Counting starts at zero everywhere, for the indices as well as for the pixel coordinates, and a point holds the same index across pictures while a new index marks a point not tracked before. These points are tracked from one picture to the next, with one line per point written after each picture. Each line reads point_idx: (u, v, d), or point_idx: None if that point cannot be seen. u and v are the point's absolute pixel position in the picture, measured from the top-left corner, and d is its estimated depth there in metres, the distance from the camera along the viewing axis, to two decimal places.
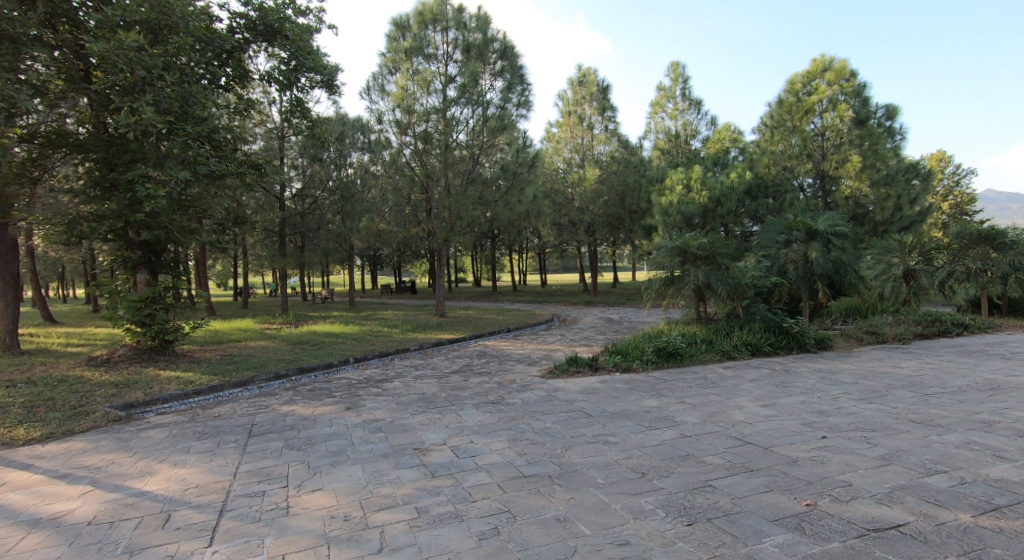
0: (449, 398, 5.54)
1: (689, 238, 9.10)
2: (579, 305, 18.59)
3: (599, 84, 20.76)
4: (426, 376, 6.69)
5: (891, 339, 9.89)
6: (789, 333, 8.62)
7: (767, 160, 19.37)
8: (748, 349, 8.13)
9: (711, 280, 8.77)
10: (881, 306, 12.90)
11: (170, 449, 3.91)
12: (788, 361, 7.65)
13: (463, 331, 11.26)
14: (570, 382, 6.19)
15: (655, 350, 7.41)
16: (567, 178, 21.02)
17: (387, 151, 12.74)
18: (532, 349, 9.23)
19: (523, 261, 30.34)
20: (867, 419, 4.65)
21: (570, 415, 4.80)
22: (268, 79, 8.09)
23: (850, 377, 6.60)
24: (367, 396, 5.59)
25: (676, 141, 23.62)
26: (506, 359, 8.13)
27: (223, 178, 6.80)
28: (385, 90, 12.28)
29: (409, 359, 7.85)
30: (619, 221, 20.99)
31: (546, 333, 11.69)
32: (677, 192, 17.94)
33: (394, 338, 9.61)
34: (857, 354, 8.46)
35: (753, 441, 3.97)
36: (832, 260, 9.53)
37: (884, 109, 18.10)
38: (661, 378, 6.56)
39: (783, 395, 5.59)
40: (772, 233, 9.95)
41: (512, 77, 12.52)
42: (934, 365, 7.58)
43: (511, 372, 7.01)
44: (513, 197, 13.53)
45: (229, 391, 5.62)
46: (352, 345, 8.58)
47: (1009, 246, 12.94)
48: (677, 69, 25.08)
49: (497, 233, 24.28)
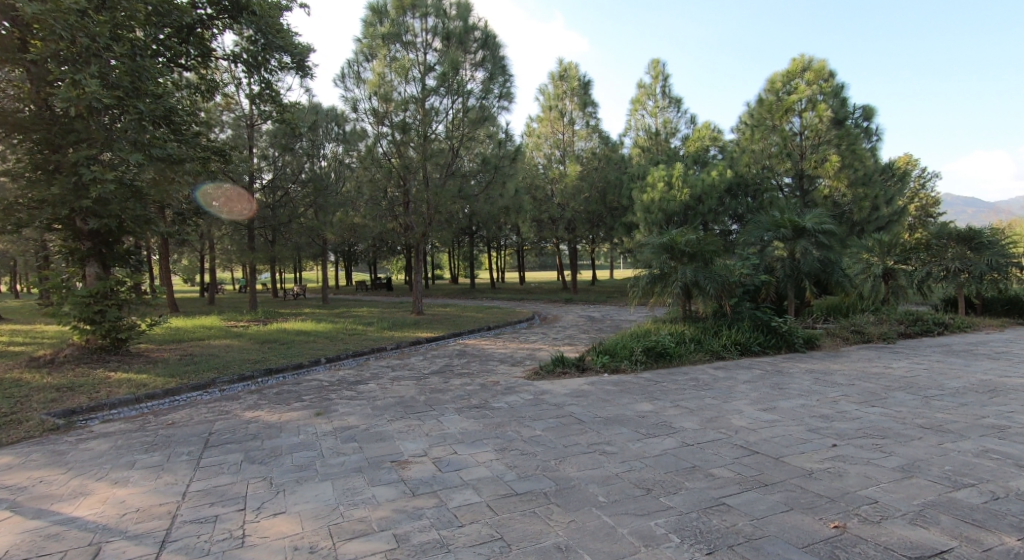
0: (429, 402, 5.14)
1: (676, 235, 8.84)
2: (559, 303, 18.27)
3: (581, 79, 20.51)
4: (403, 378, 6.27)
5: (876, 338, 9.77)
6: (777, 332, 8.41)
7: (747, 158, 19.32)
8: (737, 349, 7.89)
9: (699, 278, 8.51)
10: (862, 305, 12.84)
11: (112, 464, 3.45)
12: (779, 362, 7.43)
13: (442, 330, 10.84)
14: (557, 384, 5.84)
15: (644, 350, 7.11)
16: (547, 174, 20.70)
17: (362, 142, 12.23)
18: (514, 348, 8.86)
19: (501, 259, 29.96)
20: (874, 425, 4.39)
21: (560, 420, 4.45)
22: (236, 60, 7.60)
23: (845, 378, 6.39)
24: (339, 400, 5.16)
25: (656, 138, 23.48)
26: (488, 359, 7.75)
27: (181, 163, 6.30)
28: (360, 78, 11.77)
29: (385, 359, 7.42)
30: (599, 218, 20.74)
31: (528, 332, 11.33)
32: (659, 189, 17.74)
33: (370, 337, 9.16)
34: (846, 354, 8.29)
35: (762, 450, 3.67)
36: (820, 258, 9.36)
37: (861, 110, 18.17)
38: (651, 379, 6.25)
39: (781, 398, 5.33)
40: (759, 231, 9.75)
41: (494, 66, 12.11)
42: (925, 365, 7.42)
43: (493, 374, 6.64)
44: (493, 191, 13.14)
45: (186, 395, 5.13)
46: (325, 344, 8.10)
47: (987, 246, 12.98)
48: (658, 66, 24.97)
49: (475, 229, 23.83)
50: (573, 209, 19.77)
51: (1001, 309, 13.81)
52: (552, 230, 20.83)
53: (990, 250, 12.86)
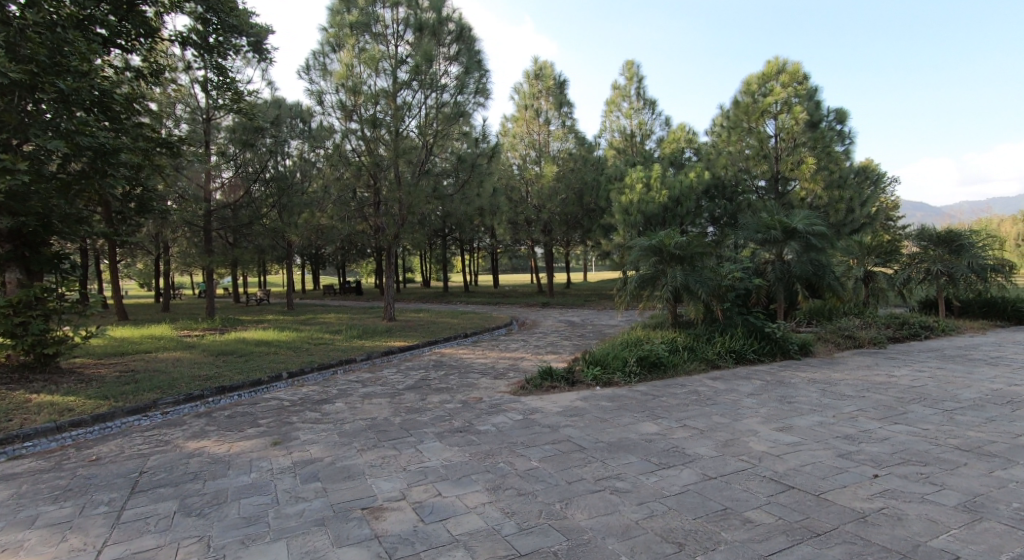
0: (405, 425, 4.51)
1: (665, 237, 8.37)
2: (536, 307, 17.75)
3: (556, 78, 20.07)
4: (374, 395, 5.61)
5: (867, 343, 9.46)
6: (772, 338, 7.99)
7: (724, 160, 19.13)
8: (732, 357, 7.45)
9: (690, 282, 8.05)
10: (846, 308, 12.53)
11: (7, 521, 2.76)
12: (777, 371, 7.02)
13: (416, 337, 10.18)
14: (548, 401, 5.28)
15: (637, 360, 6.60)
16: (522, 175, 20.17)
17: (330, 139, 11.56)
18: (494, 358, 8.27)
19: (474, 262, 29.34)
20: (908, 448, 3.94)
21: (558, 448, 3.89)
22: (186, 42, 6.83)
23: (852, 389, 5.98)
24: (302, 424, 4.50)
25: (630, 140, 23.19)
26: (467, 371, 7.14)
27: (115, 153, 5.57)
28: (327, 70, 11.07)
29: (354, 373, 6.74)
30: (576, 220, 20.30)
31: (506, 339, 10.75)
32: (637, 191, 17.38)
33: (338, 347, 8.45)
34: (842, 361, 7.93)
35: (798, 486, 3.16)
36: (811, 261, 9.00)
37: (834, 113, 18.12)
38: (649, 394, 5.73)
39: (794, 415, 4.87)
40: (748, 232, 9.36)
41: (469, 59, 11.51)
42: (927, 374, 7.09)
43: (475, 388, 6.04)
44: (470, 190, 12.54)
45: (120, 421, 4.40)
46: (288, 356, 7.38)
47: (967, 248, 12.82)
48: (632, 68, 24.68)
49: (448, 231, 23.16)
50: (549, 211, 19.29)
51: (979, 312, 13.67)
52: (528, 233, 20.31)
53: (970, 252, 12.74)
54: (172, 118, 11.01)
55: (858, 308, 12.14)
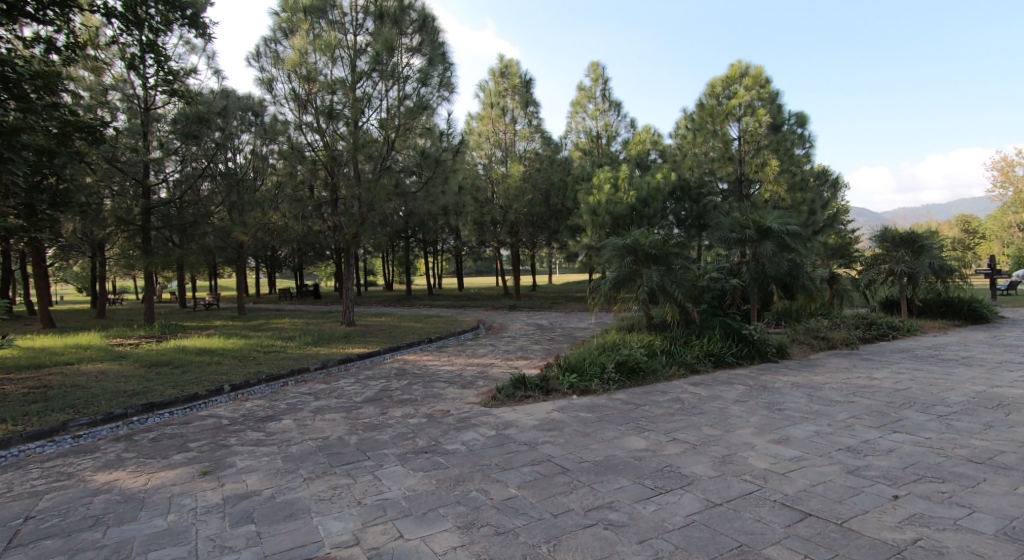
0: (362, 446, 3.98)
1: (640, 236, 8.03)
2: (502, 310, 17.29)
3: (522, 76, 19.68)
4: (329, 411, 5.04)
5: (840, 345, 9.21)
6: (750, 340, 7.70)
7: (689, 162, 19.06)
8: (711, 360, 7.13)
9: (665, 282, 7.71)
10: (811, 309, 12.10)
11: None
12: (758, 375, 6.72)
13: (377, 343, 9.60)
14: (522, 414, 4.82)
15: (615, 366, 6.19)
16: (487, 175, 19.71)
17: (282, 133, 10.92)
18: (461, 365, 7.77)
19: (438, 264, 28.70)
20: (918, 460, 3.61)
21: (538, 470, 3.44)
22: (110, 14, 6.09)
23: (838, 393, 5.71)
24: (242, 447, 3.92)
25: (596, 141, 23.00)
26: (432, 380, 6.61)
27: (14, 134, 4.89)
28: (279, 57, 10.41)
29: (307, 383, 6.14)
30: (542, 222, 19.96)
31: (474, 343, 10.26)
32: (605, 191, 17.14)
33: (291, 356, 7.81)
34: (820, 363, 7.70)
35: (815, 512, 2.79)
36: (786, 260, 8.75)
37: (794, 116, 18.36)
38: (630, 403, 5.33)
39: (787, 424, 4.53)
40: (722, 231, 9.09)
41: (433, 50, 10.99)
42: (908, 375, 6.91)
43: (441, 400, 5.54)
44: (434, 189, 11.72)
45: (18, 449, 3.75)
46: (232, 367, 6.70)
47: (928, 249, 12.58)
48: (598, 69, 24.45)
49: (412, 232, 22.48)
50: (515, 211, 18.88)
51: (937, 311, 13.47)
52: (494, 233, 19.87)
53: (929, 252, 12.59)
54: (106, 108, 10.12)
55: (825, 308, 11.93)
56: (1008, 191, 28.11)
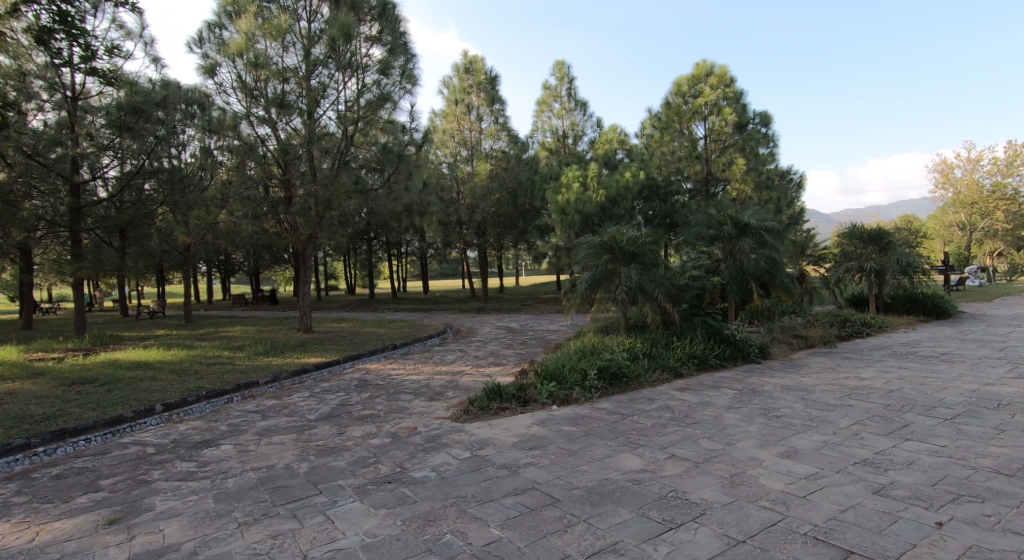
0: (315, 478, 3.44)
1: (616, 233, 7.65)
2: (471, 313, 16.74)
3: (487, 73, 19.17)
4: (280, 435, 4.46)
5: (818, 342, 8.78)
6: (732, 341, 7.36)
7: (657, 161, 18.87)
8: (694, 363, 6.76)
9: (644, 282, 7.33)
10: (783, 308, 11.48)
11: None
12: (744, 377, 6.40)
13: (338, 351, 8.96)
14: (498, 433, 4.34)
15: (597, 373, 5.76)
16: (452, 174, 19.14)
17: (230, 128, 10.08)
18: (429, 374, 7.23)
19: (402, 267, 27.91)
20: (944, 474, 3.22)
21: (522, 502, 2.96)
22: None
23: (831, 395, 5.36)
24: (172, 487, 3.33)
25: (563, 141, 22.66)
26: (398, 393, 6.06)
27: None
28: (223, 40, 9.70)
29: (255, 403, 5.57)
30: (510, 222, 19.50)
31: (442, 349, 9.71)
32: (574, 190, 16.82)
33: (240, 370, 7.15)
34: (803, 362, 7.40)
35: (850, 550, 2.39)
36: (765, 257, 8.44)
37: (758, 116, 18.38)
38: (615, 414, 4.89)
39: (789, 432, 4.15)
40: (698, 228, 8.78)
41: (394, 39, 10.44)
42: (895, 372, 6.66)
43: (407, 417, 5.02)
44: (398, 186, 11.26)
45: None
46: (169, 385, 6.06)
47: (894, 246, 12.45)
48: (563, 68, 24.10)
49: (375, 233, 21.73)
50: (482, 211, 18.38)
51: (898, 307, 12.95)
52: (460, 234, 19.32)
53: (894, 250, 12.21)
54: (32, 99, 9.29)
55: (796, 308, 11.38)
56: (952, 192, 28.89)
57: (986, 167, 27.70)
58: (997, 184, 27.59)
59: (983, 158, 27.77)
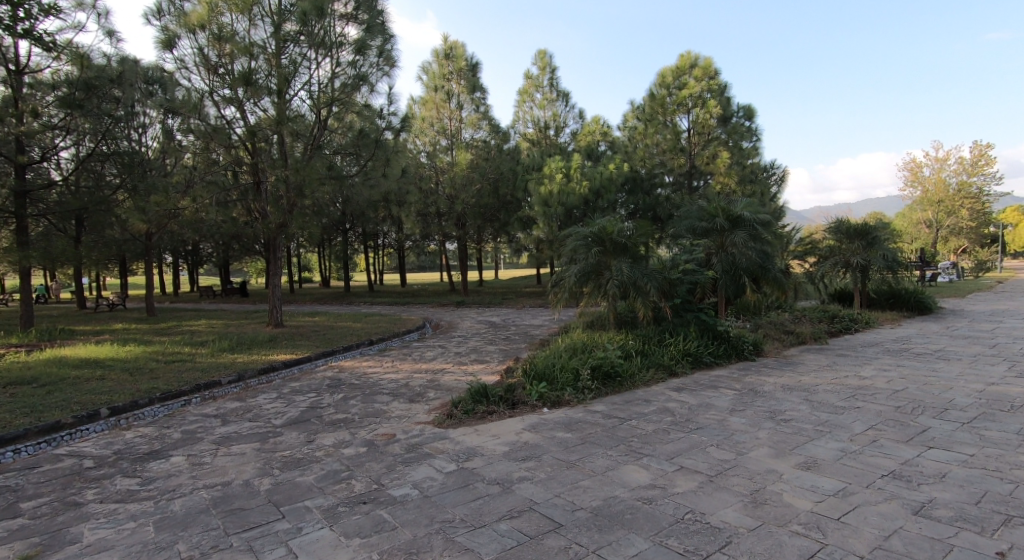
0: (279, 499, 3.06)
1: (607, 225, 7.33)
2: (451, 307, 16.30)
3: (468, 60, 18.65)
4: (243, 447, 4.03)
5: (809, 339, 8.39)
6: (726, 338, 7.08)
7: (641, 153, 18.56)
8: (688, 361, 6.44)
9: (637, 276, 7.00)
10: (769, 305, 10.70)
11: None
12: (740, 376, 6.13)
13: (310, 348, 8.47)
14: (485, 441, 3.99)
15: (590, 373, 5.42)
16: (431, 164, 18.65)
17: (194, 109, 9.61)
18: (409, 373, 6.82)
19: (379, 259, 27.28)
20: (986, 490, 2.89)
21: (517, 528, 2.62)
22: None
23: (836, 395, 5.06)
24: (112, 515, 2.91)
25: (545, 132, 22.27)
26: (375, 396, 5.64)
27: None
28: (183, 10, 9.24)
29: (210, 410, 5.23)
30: (491, 213, 19.09)
31: (421, 345, 9.29)
32: (557, 181, 16.52)
33: (202, 370, 6.67)
34: (798, 359, 7.12)
35: None
36: (759, 251, 8.15)
37: (742, 109, 18.16)
38: (611, 418, 4.53)
39: (802, 437, 3.84)
40: (689, 220, 8.51)
41: (371, 17, 10.09)
42: (897, 367, 6.39)
43: (384, 422, 4.65)
44: (374, 173, 10.81)
45: None
46: (120, 387, 5.77)
47: (881, 240, 11.67)
48: (545, 58, 23.64)
49: (352, 224, 21.17)
50: (462, 202, 17.93)
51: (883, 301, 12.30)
52: (439, 226, 18.83)
53: (879, 244, 11.59)
54: None
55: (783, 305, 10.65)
56: (919, 191, 29.21)
57: (952, 166, 28.04)
58: (963, 183, 28.00)
59: (949, 157, 28.02)
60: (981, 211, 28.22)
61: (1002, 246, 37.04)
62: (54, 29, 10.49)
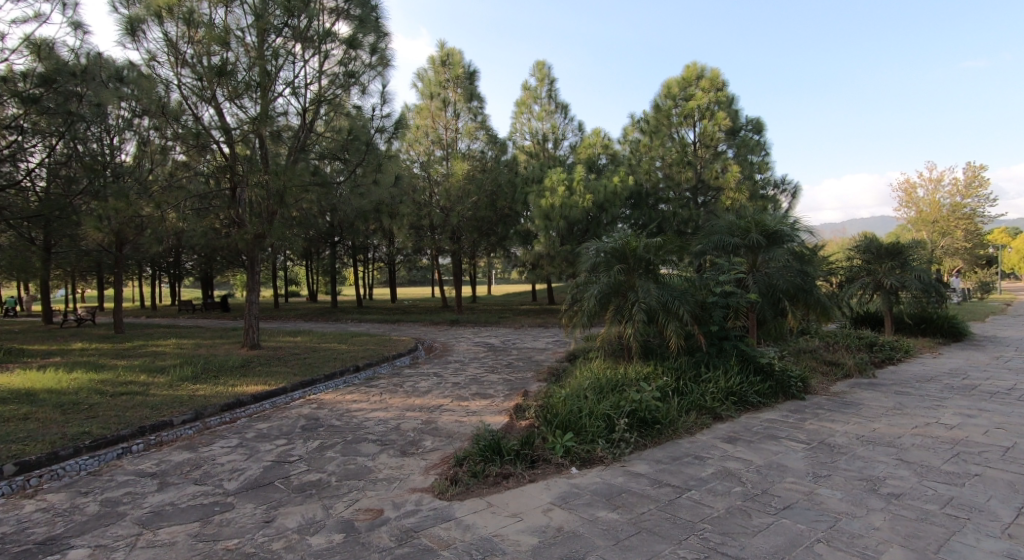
0: None
1: (631, 239, 6.43)
2: (444, 326, 15.28)
3: (466, 67, 17.78)
4: (176, 532, 2.99)
5: (855, 372, 7.39)
6: (770, 373, 6.10)
7: (646, 165, 17.66)
8: (733, 401, 5.46)
9: (665, 300, 6.11)
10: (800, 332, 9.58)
11: None
12: (797, 421, 5.15)
13: (286, 375, 7.40)
14: (504, 530, 2.97)
15: (626, 421, 4.44)
16: (425, 175, 17.69)
17: (164, 110, 8.61)
18: (401, 412, 5.77)
19: (368, 273, 26.21)
20: None
21: None
22: None
23: (932, 452, 4.07)
24: None
25: (543, 144, 21.42)
26: (359, 446, 4.60)
27: None
28: None
29: (151, 464, 4.18)
30: (488, 227, 18.17)
31: (413, 372, 8.25)
32: (559, 194, 15.67)
33: (151, 406, 5.58)
34: (853, 397, 6.13)
35: None
36: (798, 270, 7.23)
37: (750, 122, 17.33)
38: (662, 487, 3.51)
39: (934, 529, 2.85)
40: (717, 233, 7.61)
41: (365, 12, 9.20)
42: (980, 411, 5.40)
43: (370, 490, 3.62)
44: (363, 179, 9.86)
45: None
46: (45, 429, 4.71)
47: (915, 260, 10.62)
48: (543, 69, 22.82)
49: (341, 236, 20.15)
50: (458, 214, 16.96)
51: (914, 329, 11.14)
52: (432, 240, 17.82)
53: (912, 265, 10.53)
54: None
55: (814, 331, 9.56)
56: (913, 211, 28.63)
57: (947, 188, 27.45)
58: (956, 205, 27.39)
59: (945, 178, 27.47)
60: (976, 233, 27.77)
61: (997, 269, 36.50)
62: (17, 20, 9.57)
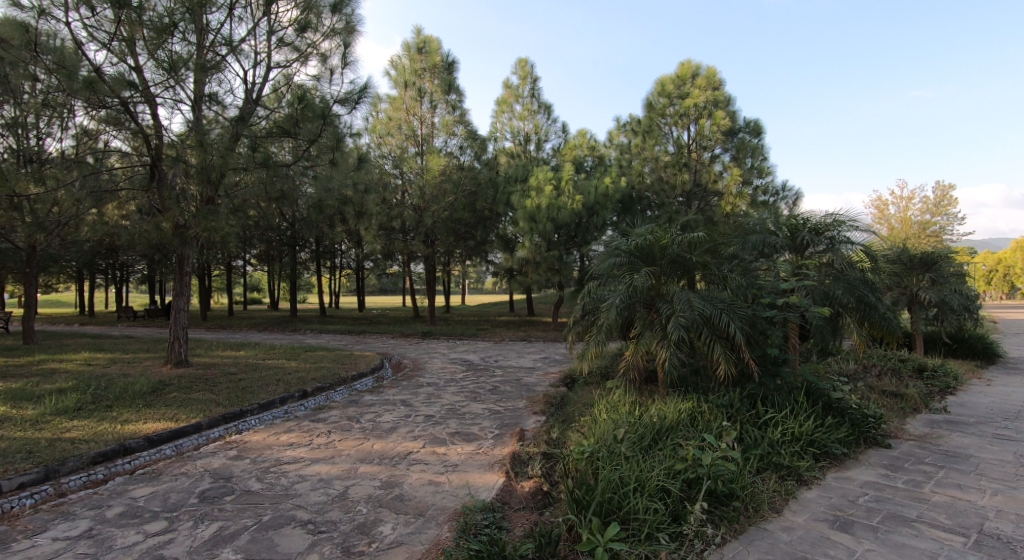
0: None
1: (661, 235, 4.97)
2: (415, 338, 13.63)
3: (444, 56, 16.18)
4: None
5: (922, 406, 5.80)
6: (843, 413, 4.59)
7: (638, 167, 16.22)
8: (813, 455, 3.93)
9: (709, 311, 4.59)
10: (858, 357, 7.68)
11: None
12: (910, 483, 3.64)
13: (206, 404, 5.68)
14: None
15: (699, 508, 2.88)
16: (398, 172, 15.99)
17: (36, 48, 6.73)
18: (351, 467, 4.14)
19: (336, 280, 24.35)
20: None
21: None
22: None
23: None
24: None
25: (524, 145, 19.96)
26: (278, 537, 3.01)
27: None
28: None
29: None
30: (465, 230, 16.64)
31: (376, 399, 6.60)
32: (546, 194, 14.21)
33: None
34: (952, 442, 4.68)
35: None
36: (861, 279, 5.70)
37: (749, 124, 16.01)
38: None
39: None
40: (753, 230, 6.04)
41: None
42: None
43: None
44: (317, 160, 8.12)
45: None
46: None
47: (954, 272, 9.01)
48: (524, 65, 21.40)
49: (303, 239, 18.32)
50: (433, 215, 15.36)
51: (946, 349, 9.71)
52: (404, 243, 16.14)
53: (949, 278, 8.95)
54: None
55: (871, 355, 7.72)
56: (885, 228, 27.82)
57: (918, 205, 26.88)
58: (925, 223, 26.84)
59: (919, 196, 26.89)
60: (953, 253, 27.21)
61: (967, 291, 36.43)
62: None
